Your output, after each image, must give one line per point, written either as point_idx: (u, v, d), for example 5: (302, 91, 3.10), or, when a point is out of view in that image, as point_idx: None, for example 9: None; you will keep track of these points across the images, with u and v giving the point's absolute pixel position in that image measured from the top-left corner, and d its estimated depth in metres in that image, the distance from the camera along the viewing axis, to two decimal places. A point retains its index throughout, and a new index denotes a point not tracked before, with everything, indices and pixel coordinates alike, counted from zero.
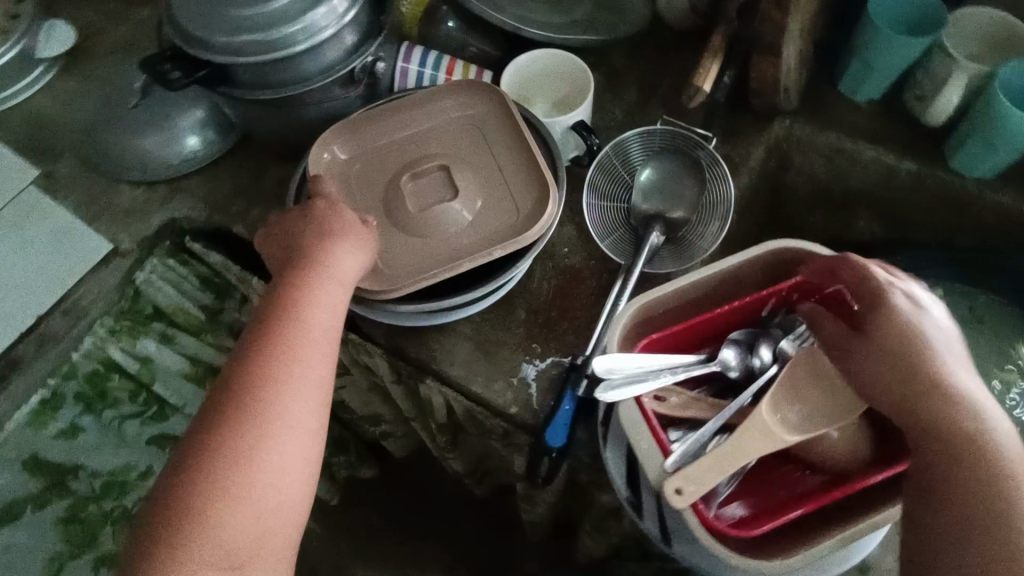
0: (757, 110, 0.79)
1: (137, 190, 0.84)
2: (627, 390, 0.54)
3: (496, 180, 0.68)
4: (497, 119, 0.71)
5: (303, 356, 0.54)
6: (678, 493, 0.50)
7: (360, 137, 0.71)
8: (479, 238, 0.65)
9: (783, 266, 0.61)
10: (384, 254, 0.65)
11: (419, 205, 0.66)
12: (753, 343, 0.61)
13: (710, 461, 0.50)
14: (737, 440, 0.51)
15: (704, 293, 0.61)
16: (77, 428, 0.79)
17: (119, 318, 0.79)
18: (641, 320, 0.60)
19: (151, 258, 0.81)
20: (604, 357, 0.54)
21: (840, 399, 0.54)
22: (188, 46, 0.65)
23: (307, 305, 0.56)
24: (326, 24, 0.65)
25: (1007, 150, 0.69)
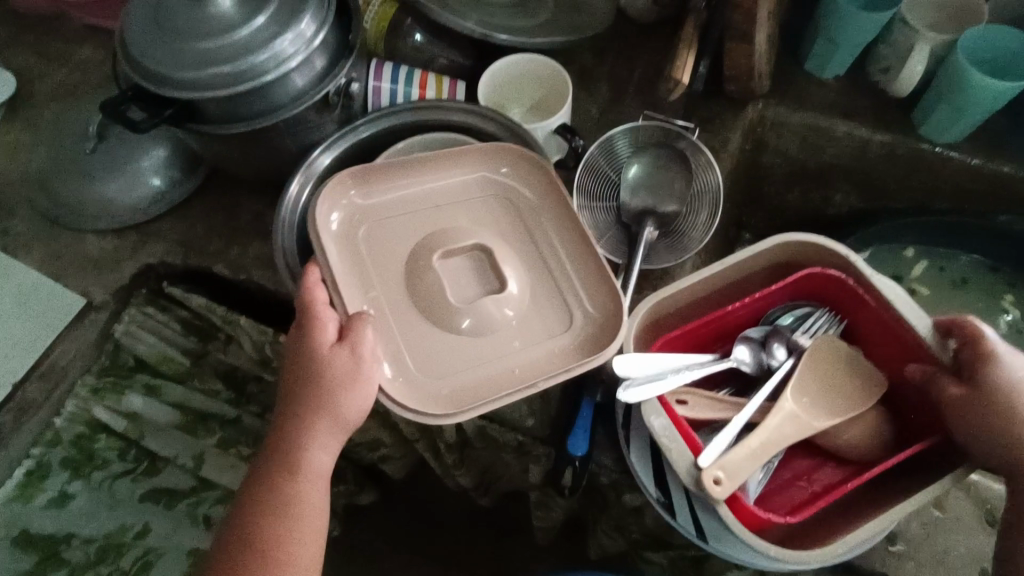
0: (731, 96, 0.80)
1: (105, 239, 0.80)
2: (646, 391, 0.53)
3: (545, 275, 0.63)
4: (527, 195, 0.65)
5: (314, 484, 0.54)
6: (717, 482, 0.49)
7: (367, 190, 0.64)
8: (527, 346, 0.59)
9: (782, 261, 0.61)
10: (421, 354, 0.58)
11: (456, 295, 0.60)
12: (765, 340, 0.60)
13: (744, 451, 0.50)
14: (766, 435, 0.51)
15: (711, 291, 0.61)
16: (67, 495, 0.74)
17: (101, 375, 0.76)
18: (651, 322, 0.60)
19: (129, 309, 0.77)
20: (621, 359, 0.54)
21: (857, 392, 0.56)
22: (149, 84, 0.62)
23: (304, 464, 0.54)
24: (294, 50, 0.62)
25: (974, 113, 0.71)
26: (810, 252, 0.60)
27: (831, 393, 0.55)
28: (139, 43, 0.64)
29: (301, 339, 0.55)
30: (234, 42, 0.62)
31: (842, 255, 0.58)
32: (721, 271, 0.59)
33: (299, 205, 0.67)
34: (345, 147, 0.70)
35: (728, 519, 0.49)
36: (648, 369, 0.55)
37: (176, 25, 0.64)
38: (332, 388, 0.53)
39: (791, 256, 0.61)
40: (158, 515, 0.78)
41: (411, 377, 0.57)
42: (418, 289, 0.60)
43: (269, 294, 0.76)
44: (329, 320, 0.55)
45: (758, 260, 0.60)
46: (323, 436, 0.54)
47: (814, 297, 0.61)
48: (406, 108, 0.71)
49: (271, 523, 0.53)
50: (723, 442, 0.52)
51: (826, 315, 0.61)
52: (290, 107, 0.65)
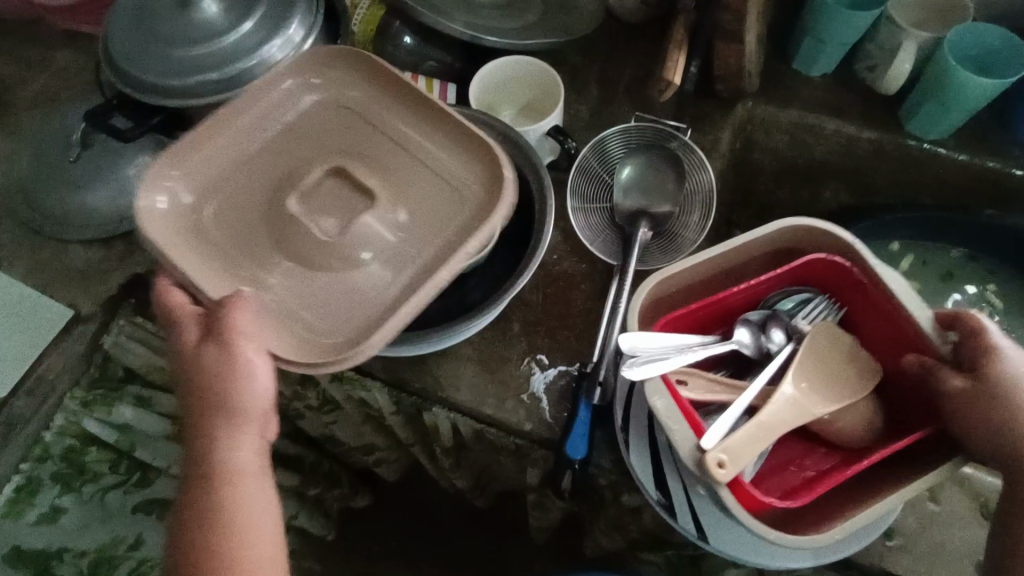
0: (721, 95, 0.80)
1: (91, 249, 0.78)
2: (653, 368, 0.53)
3: (431, 185, 0.60)
4: (389, 112, 0.62)
5: (242, 482, 0.51)
6: (721, 464, 0.48)
7: (201, 157, 0.59)
8: (419, 247, 0.58)
9: (785, 248, 0.61)
10: (312, 304, 0.56)
11: (323, 228, 0.57)
12: (763, 323, 0.61)
13: (746, 434, 0.50)
14: (766, 419, 0.51)
15: (714, 272, 0.61)
16: (58, 510, 0.73)
17: (91, 388, 0.74)
18: (655, 301, 0.60)
19: (117, 320, 0.75)
20: (629, 335, 0.54)
21: (854, 378, 0.56)
22: (136, 92, 0.61)
23: (226, 467, 0.50)
24: (283, 55, 0.62)
25: (959, 110, 0.72)
26: (813, 239, 0.60)
27: (831, 377, 0.55)
28: (123, 50, 0.63)
29: (182, 344, 0.52)
30: (220, 48, 0.61)
31: (847, 243, 0.58)
32: (722, 254, 0.59)
33: None
34: None
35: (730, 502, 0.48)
36: (654, 347, 0.55)
37: (161, 31, 0.63)
38: (221, 379, 0.50)
39: (797, 241, 0.61)
40: (150, 527, 0.82)
41: (299, 328, 0.55)
42: (287, 235, 0.57)
43: None
44: (194, 317, 0.53)
45: (759, 245, 0.60)
46: (234, 431, 0.51)
47: (812, 284, 0.62)
48: None
49: (213, 538, 0.49)
50: (724, 425, 0.52)
51: (825, 302, 0.61)
52: None
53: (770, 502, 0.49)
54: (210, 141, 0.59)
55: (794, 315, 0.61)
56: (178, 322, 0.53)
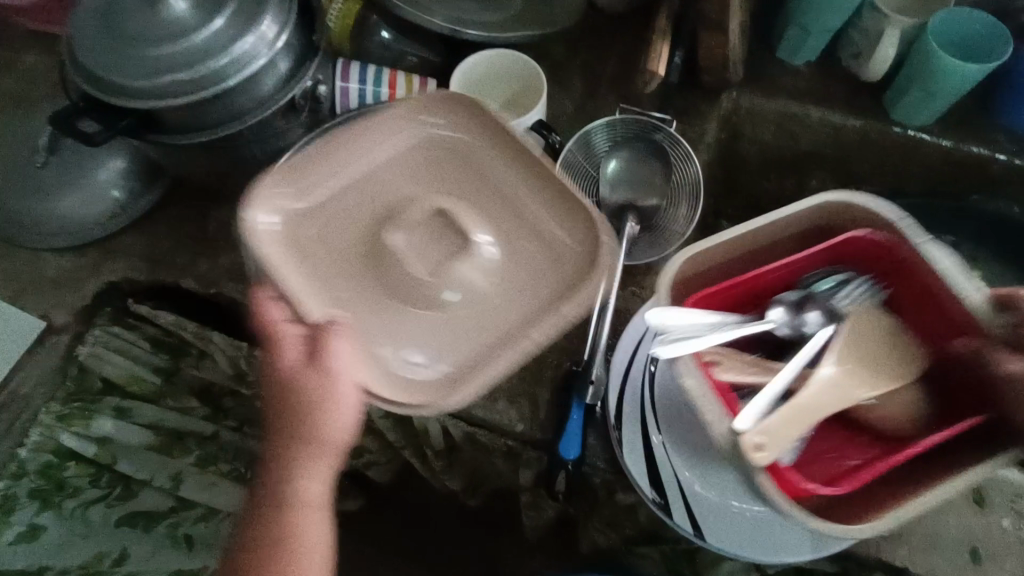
0: (706, 85, 0.79)
1: (64, 258, 0.76)
2: (680, 345, 0.51)
3: (521, 233, 0.58)
4: (487, 150, 0.60)
5: (306, 512, 0.53)
6: (760, 450, 0.46)
7: (302, 187, 0.58)
8: (505, 299, 0.56)
9: (819, 225, 0.57)
10: (400, 340, 0.55)
11: (423, 266, 0.55)
12: (801, 304, 0.56)
13: (785, 417, 0.48)
14: (807, 402, 0.49)
15: (742, 250, 0.58)
16: (37, 527, 0.71)
17: (67, 401, 0.73)
18: (684, 279, 0.57)
19: (93, 329, 0.74)
20: (659, 312, 0.53)
21: (898, 362, 0.53)
22: (104, 94, 0.59)
23: (293, 494, 0.53)
24: (256, 53, 0.59)
25: (944, 96, 0.71)
26: (849, 216, 0.56)
27: (875, 359, 0.53)
28: (89, 50, 0.61)
29: (275, 366, 0.53)
30: (192, 46, 0.59)
31: (885, 218, 0.55)
32: (749, 232, 0.56)
33: None
34: None
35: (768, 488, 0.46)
36: (685, 326, 0.53)
37: (129, 30, 0.60)
38: (309, 410, 0.51)
39: (834, 219, 0.57)
40: (136, 537, 0.76)
41: (395, 369, 0.54)
42: (378, 268, 0.56)
43: (241, 307, 0.73)
44: (292, 339, 0.53)
45: (793, 223, 0.57)
46: (307, 462, 0.53)
47: (850, 263, 0.58)
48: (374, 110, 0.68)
49: (273, 560, 0.52)
50: (761, 407, 0.49)
51: (867, 283, 0.56)
52: (254, 113, 0.63)
53: (812, 489, 0.46)
54: (311, 173, 0.59)
55: (833, 295, 0.56)
56: (274, 342, 0.53)
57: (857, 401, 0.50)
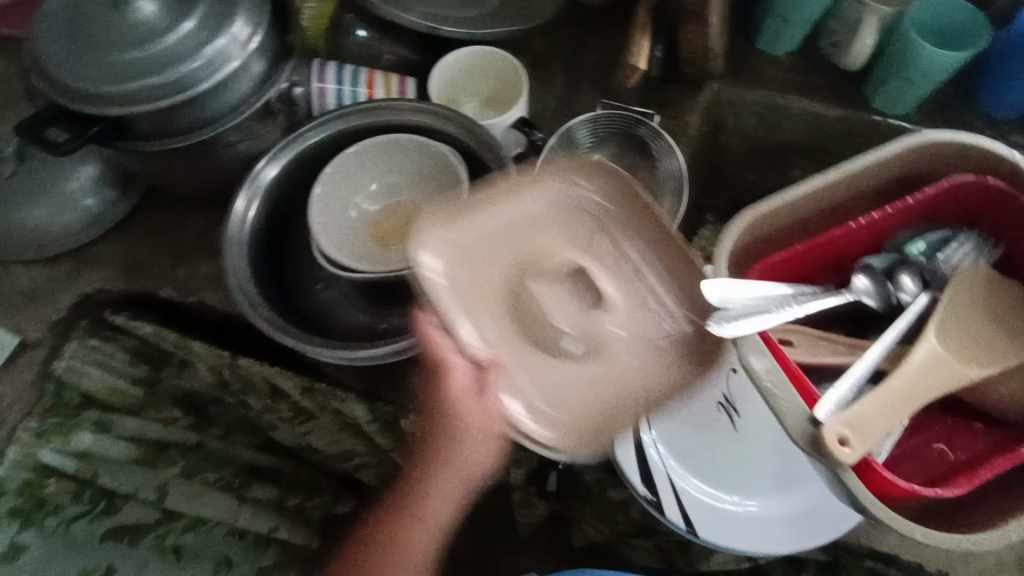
0: (687, 78, 0.79)
1: (36, 270, 0.74)
2: (750, 324, 0.48)
3: (647, 301, 0.55)
4: (626, 214, 0.57)
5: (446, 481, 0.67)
6: (843, 442, 0.43)
7: (458, 226, 0.57)
8: (642, 363, 0.54)
9: (908, 174, 0.56)
10: (550, 382, 0.54)
11: (568, 321, 0.56)
12: (891, 271, 0.55)
13: (872, 406, 0.44)
14: (913, 378, 0.46)
15: (817, 211, 0.56)
16: (19, 546, 0.70)
17: (45, 417, 0.70)
18: (752, 247, 0.55)
19: (70, 343, 0.72)
20: (716, 285, 0.49)
21: (1003, 340, 0.50)
22: (69, 101, 0.57)
23: (448, 475, 0.66)
24: (229, 55, 0.58)
25: (923, 83, 0.71)
26: (954, 160, 0.55)
27: (980, 341, 0.49)
28: (54, 55, 0.59)
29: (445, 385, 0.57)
30: (161, 50, 0.57)
31: (999, 156, 0.53)
32: (845, 175, 0.54)
33: (249, 219, 0.64)
34: (294, 155, 0.67)
35: (854, 484, 0.43)
36: (747, 299, 0.50)
37: (95, 34, 0.58)
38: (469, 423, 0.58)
39: (943, 164, 0.56)
40: (122, 553, 0.75)
41: (547, 401, 0.54)
42: (524, 317, 0.56)
43: (223, 315, 0.72)
44: (455, 363, 0.55)
45: (889, 169, 0.55)
46: (461, 454, 0.63)
47: (951, 218, 0.57)
48: (355, 110, 0.68)
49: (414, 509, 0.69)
50: (841, 394, 0.46)
51: (974, 239, 0.56)
52: (229, 117, 0.61)
53: (917, 490, 0.43)
54: (472, 217, 0.57)
55: (930, 261, 0.55)
56: (438, 360, 0.57)
57: (962, 381, 0.47)
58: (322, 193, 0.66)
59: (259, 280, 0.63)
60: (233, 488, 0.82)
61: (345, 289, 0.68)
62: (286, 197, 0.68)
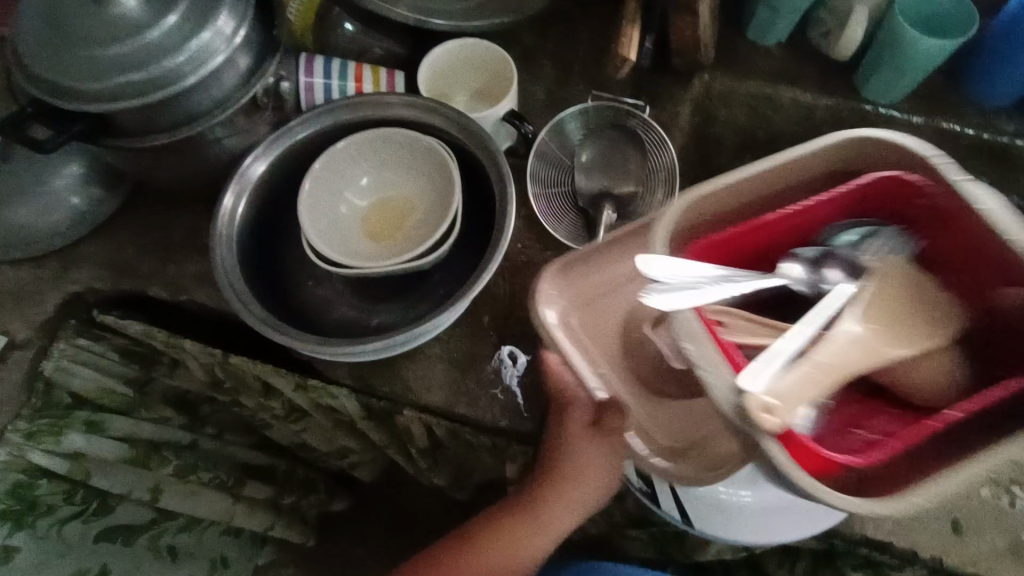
0: (677, 69, 0.78)
1: (23, 269, 0.73)
2: (683, 299, 0.42)
3: None
4: None
5: (552, 514, 0.61)
6: (768, 410, 0.38)
7: (571, 273, 0.60)
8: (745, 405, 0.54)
9: (843, 166, 0.50)
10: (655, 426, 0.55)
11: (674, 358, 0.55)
12: (820, 260, 0.49)
13: (802, 374, 0.40)
14: (830, 356, 0.41)
15: (755, 194, 0.50)
16: (11, 548, 0.68)
17: (35, 417, 0.68)
18: (684, 233, 0.49)
19: (58, 342, 0.70)
20: (650, 256, 0.44)
21: (931, 320, 0.45)
22: (53, 97, 0.56)
23: (538, 528, 0.62)
24: (215, 49, 0.57)
25: (913, 72, 0.71)
26: (879, 153, 0.49)
27: (902, 318, 0.44)
28: (36, 53, 0.58)
29: (561, 428, 0.58)
30: (144, 45, 0.56)
31: (911, 154, 0.47)
32: (779, 165, 0.49)
33: (237, 216, 0.64)
34: (283, 149, 0.67)
35: (780, 457, 0.38)
36: (686, 275, 0.44)
37: (78, 29, 0.57)
38: (564, 474, 0.59)
39: (872, 156, 0.49)
40: (117, 554, 0.78)
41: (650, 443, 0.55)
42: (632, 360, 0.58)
43: (213, 313, 0.71)
44: (580, 411, 0.56)
45: (820, 162, 0.50)
46: (535, 512, 0.62)
47: (873, 214, 0.51)
48: (342, 104, 0.67)
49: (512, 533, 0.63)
50: (774, 355, 0.40)
51: (891, 233, 0.50)
52: (216, 111, 0.60)
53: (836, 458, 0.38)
54: (598, 263, 0.60)
55: (856, 249, 0.49)
56: (562, 407, 0.57)
57: (882, 361, 0.42)
58: (311, 189, 0.65)
59: (248, 278, 0.62)
60: (228, 488, 0.89)
61: (338, 286, 0.68)
62: (275, 193, 0.67)
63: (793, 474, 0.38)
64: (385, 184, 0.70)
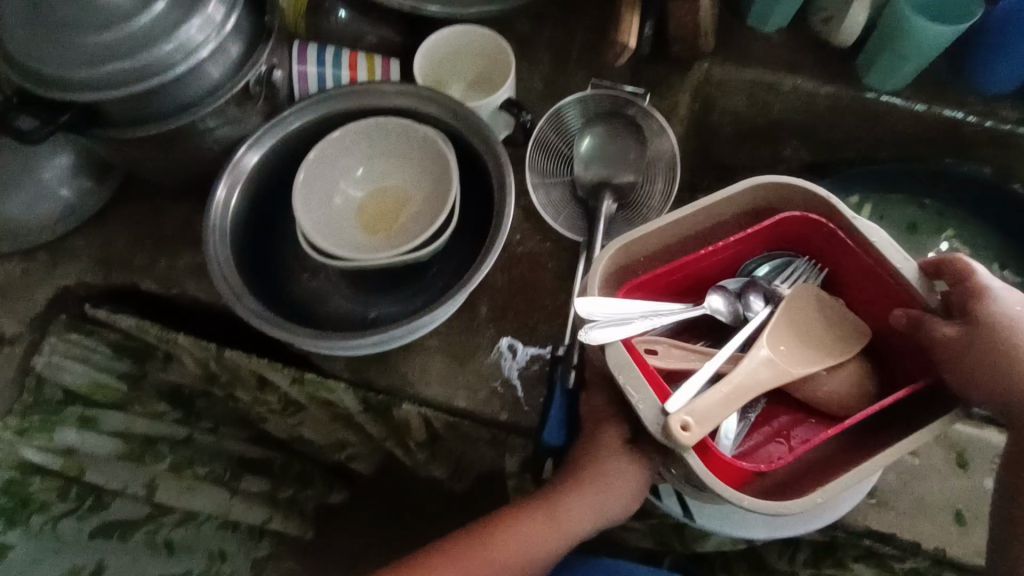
0: (676, 57, 0.77)
1: (10, 263, 0.72)
2: (613, 332, 0.50)
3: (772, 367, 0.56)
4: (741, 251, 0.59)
5: (542, 532, 0.56)
6: (685, 428, 0.45)
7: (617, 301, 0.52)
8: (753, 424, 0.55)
9: (760, 207, 0.58)
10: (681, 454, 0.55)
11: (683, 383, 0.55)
12: (741, 291, 0.59)
13: (717, 396, 0.47)
14: (742, 379, 0.49)
15: (686, 233, 0.57)
16: (4, 546, 0.68)
17: (27, 414, 0.68)
18: (619, 266, 0.56)
19: (48, 338, 0.70)
20: (588, 299, 0.51)
21: (829, 346, 0.55)
22: (38, 87, 0.55)
23: (521, 541, 0.57)
24: (204, 37, 0.56)
25: (915, 59, 0.70)
26: (790, 197, 0.56)
27: (807, 341, 0.54)
28: (19, 41, 0.56)
29: (587, 440, 0.56)
30: (130, 34, 0.55)
31: (817, 195, 0.55)
32: (706, 208, 0.55)
33: (230, 208, 0.62)
34: (277, 140, 0.65)
35: (698, 468, 0.46)
36: (619, 311, 0.52)
37: (61, 15, 0.56)
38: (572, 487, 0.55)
39: (777, 200, 0.57)
40: (113, 550, 0.77)
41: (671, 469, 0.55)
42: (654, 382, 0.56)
43: (207, 307, 0.70)
44: (611, 427, 0.55)
45: (738, 202, 0.57)
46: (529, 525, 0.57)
47: (789, 246, 0.60)
48: (336, 93, 0.66)
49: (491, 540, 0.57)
50: (693, 387, 0.49)
51: (803, 264, 0.59)
52: (206, 101, 0.59)
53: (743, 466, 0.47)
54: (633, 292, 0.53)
55: (771, 280, 0.59)
56: (593, 423, 0.56)
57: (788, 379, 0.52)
58: (305, 179, 0.64)
59: (242, 271, 0.61)
60: (225, 481, 0.88)
61: (332, 278, 0.67)
62: (269, 185, 0.66)
63: (709, 478, 0.46)
64: (377, 176, 0.69)
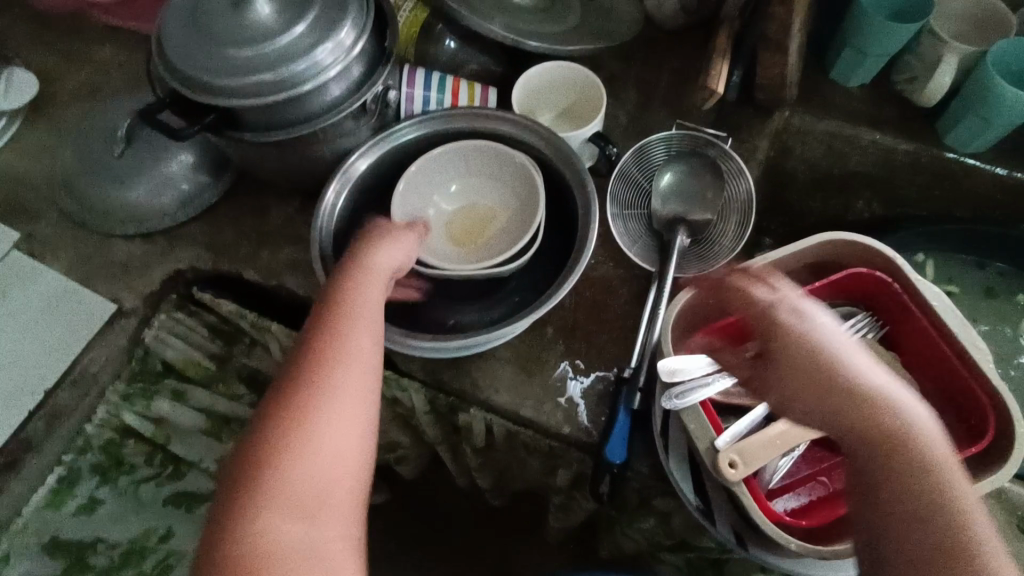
0: (759, 103, 0.80)
1: (133, 244, 0.79)
2: (691, 396, 0.54)
3: None
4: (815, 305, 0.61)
5: (360, 306, 0.54)
6: (732, 466, 0.50)
7: (692, 360, 0.56)
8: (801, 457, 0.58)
9: (829, 260, 0.62)
10: None
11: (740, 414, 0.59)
12: None
13: (763, 438, 0.51)
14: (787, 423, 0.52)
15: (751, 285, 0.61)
16: (96, 501, 0.74)
17: (130, 381, 0.77)
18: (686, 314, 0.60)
19: (158, 314, 0.78)
20: (665, 363, 0.56)
21: None
22: (188, 90, 0.62)
23: (345, 326, 0.53)
24: (333, 59, 0.62)
25: (999, 125, 0.71)
26: (854, 254, 0.60)
27: None
28: (175, 49, 0.64)
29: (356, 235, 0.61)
30: (273, 49, 0.62)
31: (882, 253, 0.59)
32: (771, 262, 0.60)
33: (337, 212, 0.69)
34: (382, 152, 0.71)
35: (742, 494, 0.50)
36: (693, 369, 0.56)
37: (214, 30, 0.63)
38: (366, 306, 0.55)
39: (840, 255, 0.61)
40: (179, 519, 0.77)
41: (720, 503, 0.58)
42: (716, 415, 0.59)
43: (299, 300, 0.76)
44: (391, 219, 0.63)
45: (800, 257, 0.61)
46: (355, 337, 0.52)
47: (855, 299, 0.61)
48: (442, 115, 0.72)
49: (326, 340, 0.52)
50: (741, 426, 0.53)
51: (868, 318, 0.60)
52: (327, 115, 0.65)
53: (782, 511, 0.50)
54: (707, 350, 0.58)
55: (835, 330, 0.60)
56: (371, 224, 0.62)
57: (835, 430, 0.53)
58: (405, 190, 0.70)
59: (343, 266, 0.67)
60: None
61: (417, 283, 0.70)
62: (372, 194, 0.72)
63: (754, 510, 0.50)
64: (467, 193, 0.74)
